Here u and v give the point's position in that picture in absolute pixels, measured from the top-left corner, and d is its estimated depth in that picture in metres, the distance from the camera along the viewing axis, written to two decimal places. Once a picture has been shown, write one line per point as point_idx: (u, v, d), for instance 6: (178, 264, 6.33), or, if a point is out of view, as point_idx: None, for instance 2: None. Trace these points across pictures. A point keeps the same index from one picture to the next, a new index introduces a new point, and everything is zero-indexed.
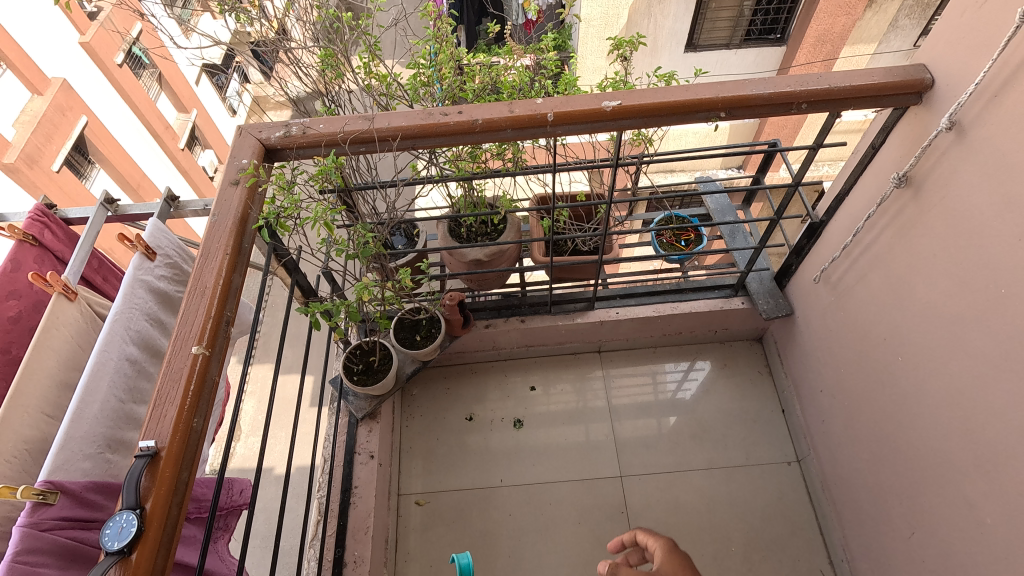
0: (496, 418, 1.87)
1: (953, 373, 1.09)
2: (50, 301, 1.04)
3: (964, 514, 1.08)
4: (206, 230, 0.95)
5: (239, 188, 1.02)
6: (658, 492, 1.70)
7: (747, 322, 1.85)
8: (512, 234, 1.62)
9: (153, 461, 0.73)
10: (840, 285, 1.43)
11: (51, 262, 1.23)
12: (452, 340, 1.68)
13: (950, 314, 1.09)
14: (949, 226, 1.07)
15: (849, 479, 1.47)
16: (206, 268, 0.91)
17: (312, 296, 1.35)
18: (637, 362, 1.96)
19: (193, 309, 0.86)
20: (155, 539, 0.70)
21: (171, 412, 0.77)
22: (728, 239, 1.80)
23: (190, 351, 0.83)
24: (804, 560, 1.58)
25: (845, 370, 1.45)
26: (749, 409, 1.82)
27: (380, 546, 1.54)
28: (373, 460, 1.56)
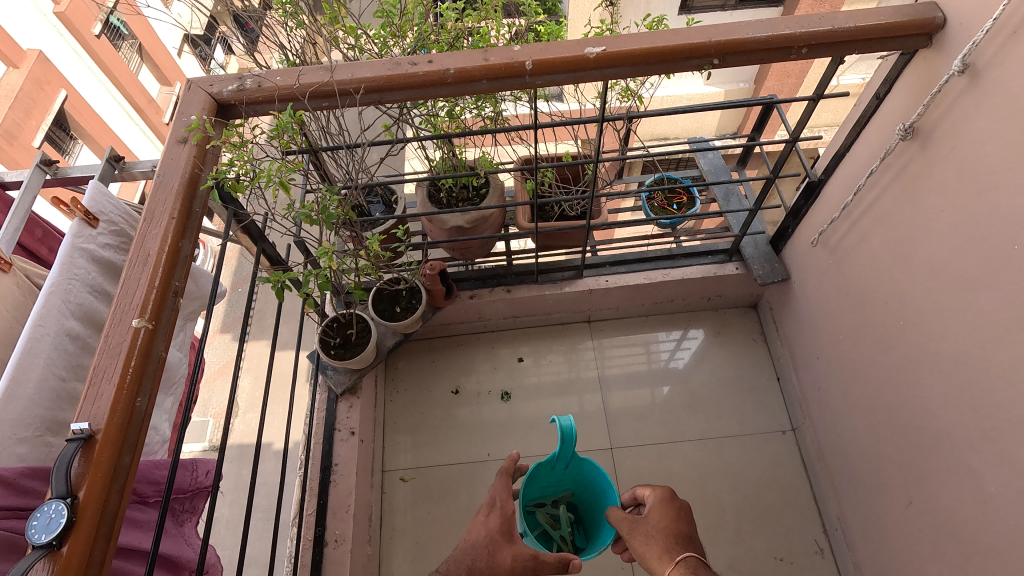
0: (483, 391, 1.82)
1: (957, 337, 1.03)
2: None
3: (965, 483, 1.04)
4: (150, 191, 0.86)
5: (187, 146, 0.91)
6: (649, 464, 1.66)
7: (742, 289, 1.79)
8: (496, 198, 1.53)
9: (88, 445, 0.66)
10: (839, 247, 1.36)
11: None
12: (435, 311, 1.62)
13: (956, 275, 1.02)
14: (958, 181, 0.99)
15: (845, 448, 1.43)
16: (150, 233, 0.82)
17: (280, 266, 1.27)
18: (628, 332, 1.89)
19: (135, 278, 0.78)
20: (90, 530, 0.63)
21: (108, 391, 0.70)
22: (722, 202, 1.72)
23: (131, 324, 0.75)
24: (797, 529, 1.55)
25: (842, 336, 1.39)
26: (743, 378, 1.77)
27: (363, 524, 1.50)
28: (354, 437, 1.51)
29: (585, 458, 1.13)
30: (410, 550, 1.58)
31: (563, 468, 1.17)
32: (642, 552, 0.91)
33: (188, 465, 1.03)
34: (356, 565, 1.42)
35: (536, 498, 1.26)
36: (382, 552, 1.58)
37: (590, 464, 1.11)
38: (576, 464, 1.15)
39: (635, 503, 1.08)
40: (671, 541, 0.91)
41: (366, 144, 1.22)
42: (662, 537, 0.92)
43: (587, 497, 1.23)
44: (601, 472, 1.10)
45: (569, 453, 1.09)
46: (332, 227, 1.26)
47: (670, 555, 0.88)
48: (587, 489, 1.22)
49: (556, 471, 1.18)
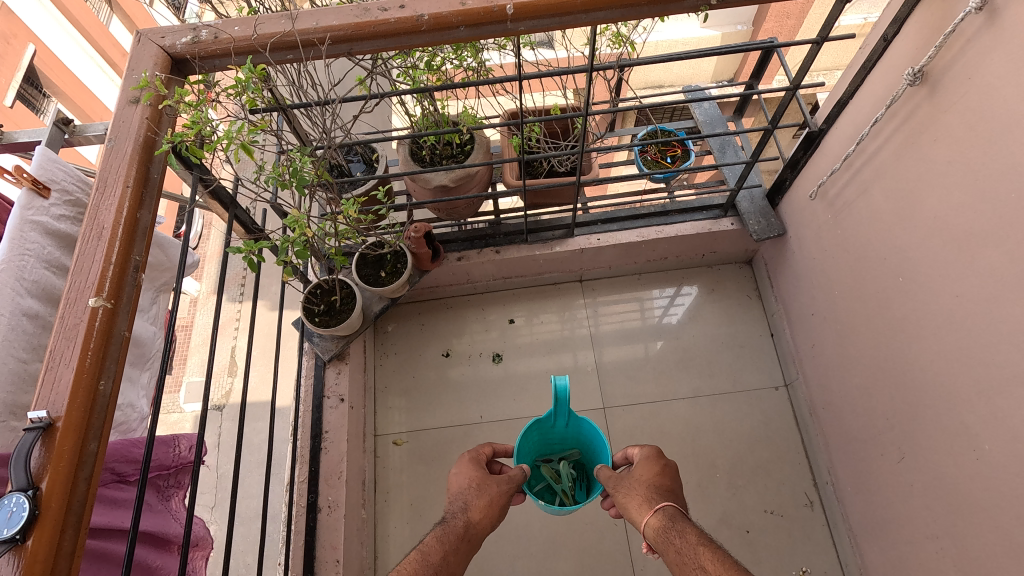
0: (474, 353, 1.79)
1: (957, 294, 1.00)
2: None
3: (959, 440, 1.03)
4: (101, 158, 0.79)
5: (140, 106, 0.84)
6: (642, 423, 1.66)
7: (736, 244, 1.74)
8: (482, 155, 1.45)
9: (49, 433, 0.63)
10: (838, 201, 1.31)
11: None
12: (422, 275, 1.58)
13: (960, 229, 0.97)
14: (967, 130, 0.94)
15: (838, 404, 1.43)
16: (104, 204, 0.76)
17: (256, 233, 1.20)
18: (621, 290, 1.86)
19: (89, 253, 0.73)
20: (56, 521, 0.61)
21: (67, 375, 0.66)
22: (718, 154, 1.65)
23: (87, 304, 0.70)
24: (788, 483, 1.56)
25: (839, 293, 1.36)
26: (736, 334, 1.76)
27: (356, 488, 1.50)
28: (343, 404, 1.49)
29: (583, 416, 1.09)
30: (406, 512, 1.59)
31: (562, 426, 1.13)
32: (624, 504, 0.90)
33: (167, 442, 1.00)
34: (350, 530, 1.42)
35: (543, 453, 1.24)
36: (378, 515, 1.59)
37: (586, 421, 1.06)
38: (573, 422, 1.11)
39: (625, 462, 1.06)
40: (652, 490, 0.90)
41: (338, 100, 1.14)
42: (644, 487, 0.91)
43: (590, 457, 1.17)
44: (595, 429, 1.06)
45: (563, 411, 1.04)
46: (308, 190, 1.19)
47: (649, 504, 0.87)
48: (589, 448, 1.17)
49: (556, 428, 1.14)
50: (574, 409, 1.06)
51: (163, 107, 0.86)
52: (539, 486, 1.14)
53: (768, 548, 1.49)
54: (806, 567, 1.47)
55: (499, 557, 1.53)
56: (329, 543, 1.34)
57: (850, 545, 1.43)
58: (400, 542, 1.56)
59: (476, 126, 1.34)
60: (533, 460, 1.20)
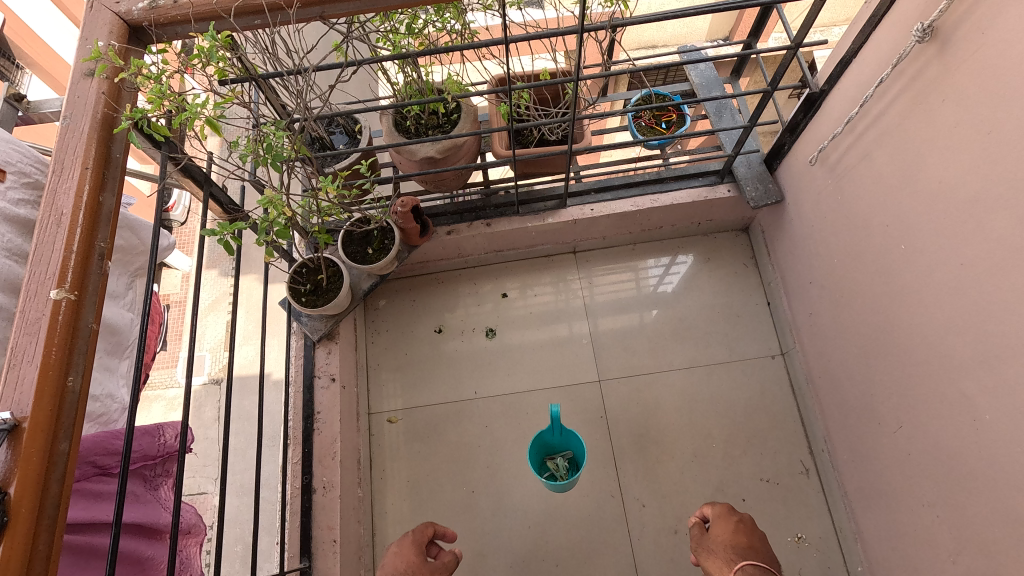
0: (467, 328, 1.76)
1: (962, 263, 0.97)
2: None
3: (959, 410, 1.02)
4: (56, 137, 0.74)
5: (96, 80, 0.78)
6: (638, 395, 1.65)
7: (733, 212, 1.70)
8: (469, 124, 1.39)
9: (14, 435, 0.59)
10: (839, 166, 1.27)
11: None
12: (411, 250, 1.53)
13: (966, 195, 0.94)
14: (979, 89, 0.89)
15: (835, 373, 1.41)
16: (62, 187, 0.71)
17: (234, 211, 1.15)
18: (616, 261, 1.82)
19: (48, 242, 0.68)
20: (28, 526, 0.58)
21: (32, 373, 0.62)
22: (714, 118, 1.59)
23: (49, 296, 0.66)
24: (784, 451, 1.56)
25: (838, 261, 1.33)
26: (733, 304, 1.73)
27: (351, 467, 1.48)
28: (335, 384, 1.46)
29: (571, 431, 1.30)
30: (403, 489, 1.59)
31: (557, 434, 1.33)
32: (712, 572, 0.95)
33: (150, 431, 0.97)
34: (347, 509, 1.41)
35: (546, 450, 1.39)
36: (374, 492, 1.59)
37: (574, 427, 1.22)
38: (566, 433, 1.30)
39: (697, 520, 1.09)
40: (733, 551, 0.94)
41: (313, 68, 1.07)
42: (726, 551, 0.95)
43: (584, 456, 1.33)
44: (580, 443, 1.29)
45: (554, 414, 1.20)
46: (286, 166, 1.13)
47: (731, 564, 0.92)
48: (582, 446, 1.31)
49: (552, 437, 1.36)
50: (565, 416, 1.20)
51: (121, 80, 0.80)
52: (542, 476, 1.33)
53: (764, 516, 1.51)
54: (802, 533, 1.48)
55: (498, 530, 1.54)
56: (325, 523, 1.33)
57: (845, 511, 1.44)
58: (398, 517, 1.56)
59: (462, 94, 1.27)
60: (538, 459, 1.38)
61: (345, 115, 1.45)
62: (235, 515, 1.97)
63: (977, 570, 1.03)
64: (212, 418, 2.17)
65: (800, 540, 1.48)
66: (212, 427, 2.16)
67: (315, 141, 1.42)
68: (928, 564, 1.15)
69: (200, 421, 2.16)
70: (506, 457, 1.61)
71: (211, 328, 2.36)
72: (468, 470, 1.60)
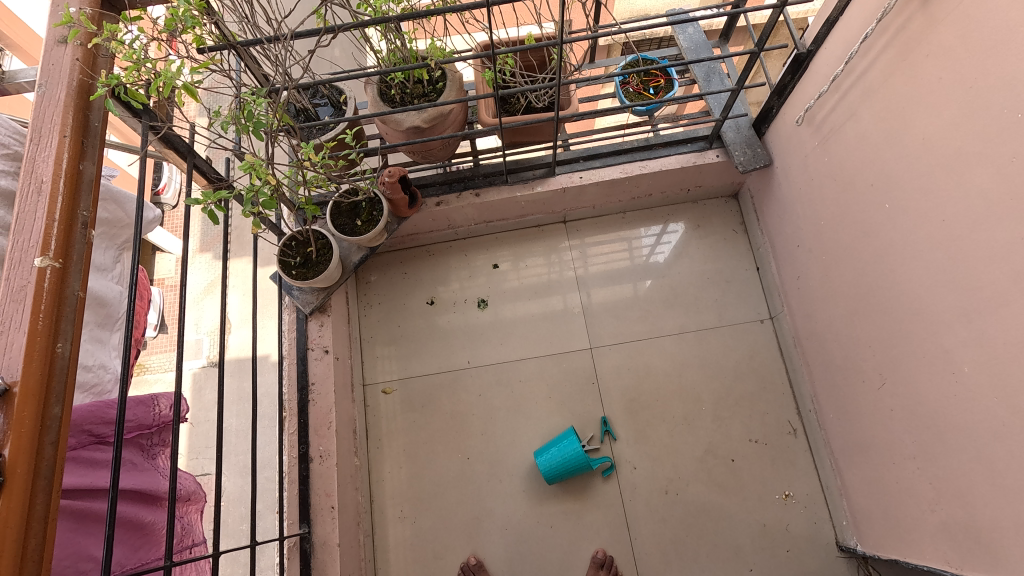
0: (459, 299, 1.77)
1: (943, 219, 0.98)
2: None
3: (938, 364, 1.04)
4: (33, 105, 0.73)
5: (69, 46, 0.77)
6: (629, 361, 1.67)
7: (722, 177, 1.70)
8: (454, 92, 1.38)
9: (6, 398, 0.61)
10: (825, 127, 1.27)
11: None
12: (400, 222, 1.53)
13: (948, 151, 0.94)
14: (962, 42, 0.89)
15: (822, 334, 1.43)
16: (41, 155, 0.71)
17: (218, 182, 1.14)
18: (606, 230, 1.83)
19: (29, 211, 0.68)
20: (25, 488, 0.59)
21: (20, 339, 0.63)
22: (703, 83, 1.57)
23: (33, 264, 0.66)
24: (772, 413, 1.59)
25: (824, 223, 1.34)
26: (722, 270, 1.74)
27: (347, 437, 1.51)
28: (328, 355, 1.48)
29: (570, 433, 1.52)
30: (400, 458, 1.62)
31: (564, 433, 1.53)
32: None
33: (145, 401, 0.99)
34: (345, 477, 1.44)
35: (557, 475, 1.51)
36: (372, 461, 1.62)
37: (567, 437, 1.51)
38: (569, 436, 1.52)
39: None
40: None
41: (292, 35, 1.05)
42: None
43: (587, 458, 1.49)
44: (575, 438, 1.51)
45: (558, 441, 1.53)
46: (269, 136, 1.12)
47: None
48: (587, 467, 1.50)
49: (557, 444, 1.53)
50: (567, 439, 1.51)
51: (94, 47, 0.79)
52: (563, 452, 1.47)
53: (752, 475, 1.54)
54: (789, 490, 1.52)
55: (493, 495, 1.57)
56: (324, 491, 1.36)
57: (831, 469, 1.48)
58: (395, 486, 1.59)
59: (445, 60, 1.26)
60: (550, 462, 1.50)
61: (329, 85, 1.43)
62: (238, 493, 1.99)
63: (955, 517, 1.06)
64: (212, 400, 2.17)
65: (787, 498, 1.52)
66: (212, 409, 2.17)
67: (299, 112, 1.41)
68: (910, 515, 1.19)
69: (200, 403, 2.17)
70: (500, 425, 1.64)
71: (206, 312, 2.33)
72: (463, 438, 1.63)
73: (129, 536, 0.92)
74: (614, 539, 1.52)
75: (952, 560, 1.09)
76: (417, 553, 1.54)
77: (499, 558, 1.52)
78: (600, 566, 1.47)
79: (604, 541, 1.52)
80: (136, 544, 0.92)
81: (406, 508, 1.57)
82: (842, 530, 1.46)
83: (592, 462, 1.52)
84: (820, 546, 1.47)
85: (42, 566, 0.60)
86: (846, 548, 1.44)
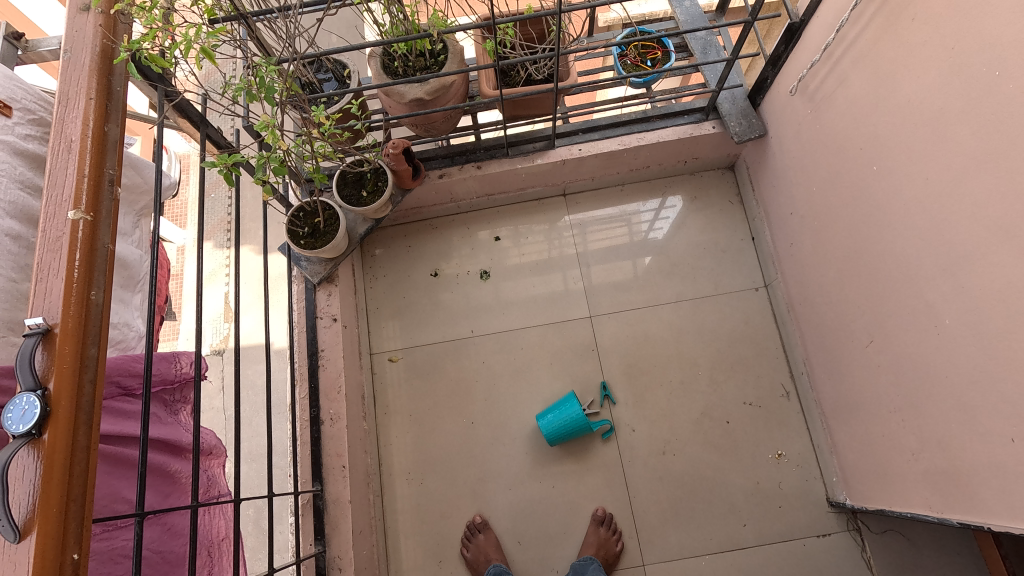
0: (462, 272, 1.82)
1: (925, 178, 1.02)
2: None
3: (922, 318, 1.09)
4: (60, 70, 0.77)
5: (91, 14, 0.82)
6: (628, 329, 1.72)
7: (718, 149, 1.74)
8: (455, 64, 1.41)
9: (48, 338, 0.66)
10: (817, 95, 1.30)
11: None
12: (404, 194, 1.58)
13: (931, 112, 0.99)
14: (944, 6, 0.93)
15: (814, 298, 1.48)
16: (69, 117, 0.75)
17: (229, 150, 1.19)
18: (605, 203, 1.86)
19: (61, 167, 0.73)
20: (69, 419, 0.64)
21: (58, 285, 0.68)
22: (700, 55, 1.60)
23: (67, 217, 0.71)
24: (766, 376, 1.65)
25: (815, 189, 1.38)
26: (718, 240, 1.79)
27: (356, 402, 1.56)
28: (337, 323, 1.53)
29: (571, 398, 1.57)
30: (406, 424, 1.68)
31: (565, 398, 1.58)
32: None
33: (167, 357, 1.04)
34: (354, 440, 1.50)
35: (557, 438, 1.57)
36: (379, 427, 1.68)
37: (568, 401, 1.56)
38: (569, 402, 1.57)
39: None
40: None
41: (299, 5, 1.08)
42: None
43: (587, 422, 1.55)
44: (575, 403, 1.56)
45: (559, 405, 1.58)
46: (278, 104, 1.16)
47: None
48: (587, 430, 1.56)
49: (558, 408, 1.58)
50: (567, 403, 1.57)
51: (115, 13, 0.83)
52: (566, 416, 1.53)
53: (747, 436, 1.60)
54: (782, 450, 1.58)
55: (498, 459, 1.63)
56: (334, 451, 1.42)
57: (822, 428, 1.53)
58: (402, 451, 1.65)
59: (447, 30, 1.29)
60: (551, 426, 1.55)
61: (333, 59, 1.46)
62: (248, 477, 2.03)
63: (937, 464, 1.12)
64: (218, 388, 2.20)
65: (780, 457, 1.58)
66: (217, 398, 2.19)
67: (304, 86, 1.44)
68: (895, 466, 1.25)
69: (207, 390, 2.20)
70: (503, 392, 1.69)
71: (211, 301, 2.34)
72: (467, 404, 1.69)
73: (159, 481, 0.98)
74: (614, 499, 1.58)
75: (934, 504, 1.15)
76: (425, 513, 1.61)
77: (504, 517, 1.59)
78: (600, 523, 1.54)
79: (605, 500, 1.58)
80: (166, 491, 0.99)
81: (413, 471, 1.64)
82: (833, 486, 1.53)
83: (592, 425, 1.58)
84: (812, 502, 1.54)
85: (86, 491, 0.65)
86: (836, 503, 1.51)
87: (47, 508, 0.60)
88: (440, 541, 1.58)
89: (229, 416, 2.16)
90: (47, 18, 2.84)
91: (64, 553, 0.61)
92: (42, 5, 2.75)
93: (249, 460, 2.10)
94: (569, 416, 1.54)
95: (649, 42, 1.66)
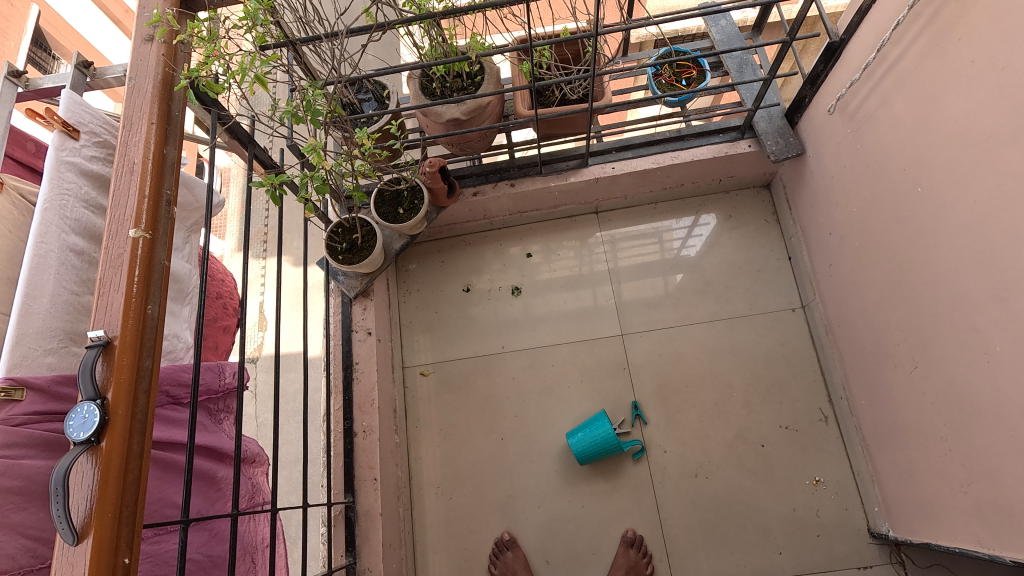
0: (493, 288, 1.83)
1: (973, 201, 0.99)
2: (51, 138, 0.94)
3: (970, 345, 1.06)
4: (125, 96, 0.83)
5: (154, 44, 0.87)
6: (660, 348, 1.70)
7: (754, 167, 1.72)
8: (492, 85, 1.44)
9: (108, 350, 0.69)
10: (858, 115, 1.28)
11: (15, 167, 1.18)
12: (438, 211, 1.61)
13: (978, 134, 0.96)
14: (994, 27, 0.90)
15: (853, 321, 1.45)
16: (132, 140, 0.80)
17: (272, 170, 1.23)
18: (638, 221, 1.86)
19: (124, 188, 0.77)
20: (124, 428, 0.67)
21: (118, 300, 0.71)
22: (736, 74, 1.58)
23: (128, 235, 0.75)
24: (803, 400, 1.61)
25: (855, 209, 1.35)
26: (754, 259, 1.76)
27: (388, 415, 1.59)
28: (371, 337, 1.56)
29: (602, 418, 1.56)
30: (437, 437, 1.69)
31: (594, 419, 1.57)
32: None
33: (214, 368, 1.09)
34: (386, 452, 1.52)
35: (583, 456, 1.55)
36: (410, 440, 1.70)
37: (599, 422, 1.55)
38: (598, 423, 1.56)
39: None
40: None
41: (346, 32, 1.12)
42: None
43: (615, 444, 1.54)
44: (605, 423, 1.55)
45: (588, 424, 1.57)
46: (323, 126, 1.20)
47: None
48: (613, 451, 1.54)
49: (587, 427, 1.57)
50: (597, 423, 1.55)
51: (176, 42, 0.89)
52: (596, 434, 1.53)
53: (783, 460, 1.56)
54: (819, 476, 1.54)
55: (527, 476, 1.63)
56: (367, 463, 1.45)
57: (863, 455, 1.49)
58: (433, 464, 1.67)
59: (485, 53, 1.31)
60: (580, 444, 1.54)
61: (373, 80, 1.52)
62: (281, 483, 2.08)
63: (986, 496, 1.07)
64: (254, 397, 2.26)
65: (818, 483, 1.53)
66: (252, 404, 2.25)
67: (345, 106, 1.49)
68: (942, 497, 1.20)
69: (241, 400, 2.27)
70: (533, 408, 1.69)
71: (248, 309, 2.42)
72: (497, 419, 1.69)
73: (208, 487, 1.02)
74: (644, 520, 1.56)
75: (984, 540, 1.09)
76: (453, 528, 1.61)
77: (532, 534, 1.58)
78: (630, 545, 1.51)
79: (635, 521, 1.56)
80: (213, 497, 1.02)
81: (443, 485, 1.65)
82: (874, 516, 1.48)
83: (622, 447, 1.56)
84: (851, 531, 1.49)
85: (138, 497, 0.68)
86: (878, 534, 1.46)
87: (103, 511, 0.63)
88: (467, 557, 1.58)
89: (263, 423, 2.22)
90: (111, 46, 3.05)
91: (116, 557, 0.64)
92: (112, 38, 3.06)
93: (283, 468, 2.14)
94: (598, 435, 1.53)
95: (684, 62, 1.67)
